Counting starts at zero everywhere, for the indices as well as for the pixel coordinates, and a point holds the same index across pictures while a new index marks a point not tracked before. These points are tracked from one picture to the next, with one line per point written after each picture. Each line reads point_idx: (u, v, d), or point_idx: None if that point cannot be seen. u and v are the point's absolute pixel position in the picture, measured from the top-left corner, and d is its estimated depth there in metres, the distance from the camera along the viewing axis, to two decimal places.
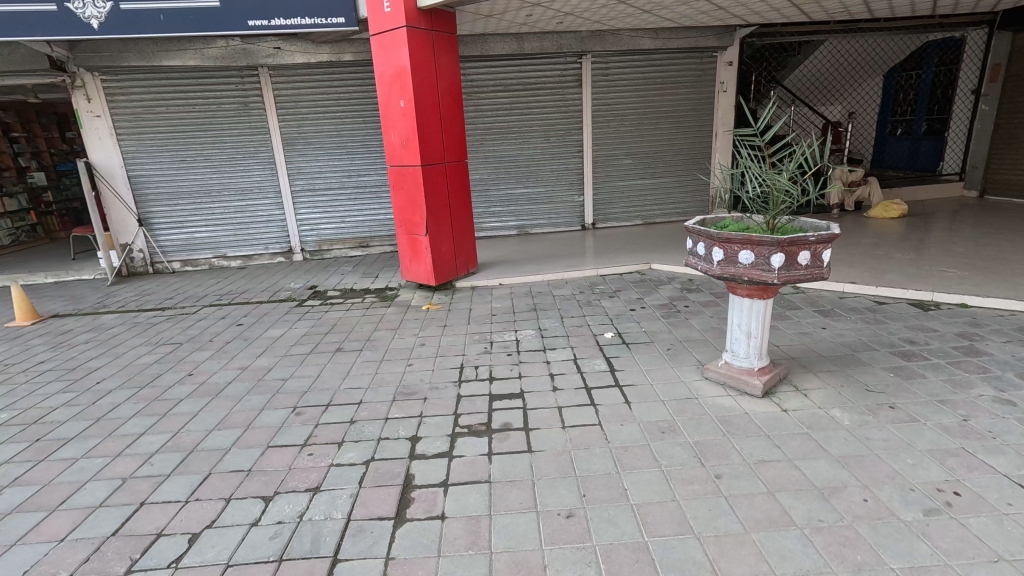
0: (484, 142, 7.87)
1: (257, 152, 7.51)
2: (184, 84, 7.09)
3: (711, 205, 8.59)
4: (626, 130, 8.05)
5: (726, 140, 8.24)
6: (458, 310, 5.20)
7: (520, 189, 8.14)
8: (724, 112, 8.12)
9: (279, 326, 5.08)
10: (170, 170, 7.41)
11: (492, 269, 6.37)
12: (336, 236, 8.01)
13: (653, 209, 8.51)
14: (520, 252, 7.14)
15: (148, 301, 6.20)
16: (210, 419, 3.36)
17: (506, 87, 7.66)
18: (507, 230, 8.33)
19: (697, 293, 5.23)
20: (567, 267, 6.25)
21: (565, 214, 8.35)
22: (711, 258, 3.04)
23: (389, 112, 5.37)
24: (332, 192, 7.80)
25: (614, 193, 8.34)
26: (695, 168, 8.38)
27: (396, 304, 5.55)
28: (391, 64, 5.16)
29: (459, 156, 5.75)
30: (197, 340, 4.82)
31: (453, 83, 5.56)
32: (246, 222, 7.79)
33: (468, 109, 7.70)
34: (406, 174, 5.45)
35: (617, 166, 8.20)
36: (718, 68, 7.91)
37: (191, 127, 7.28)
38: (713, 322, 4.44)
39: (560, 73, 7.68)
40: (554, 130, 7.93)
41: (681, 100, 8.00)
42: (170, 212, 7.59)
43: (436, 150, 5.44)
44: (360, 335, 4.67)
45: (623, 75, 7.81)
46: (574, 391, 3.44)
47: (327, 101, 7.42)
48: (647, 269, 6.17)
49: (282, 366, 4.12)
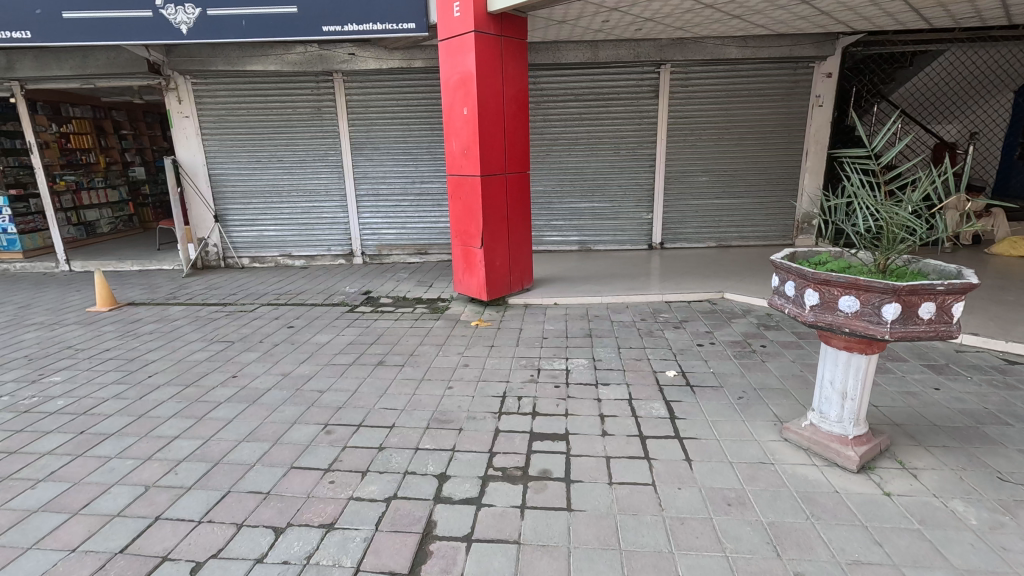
0: (550, 153, 7.58)
1: (327, 156, 7.67)
2: (264, 88, 7.37)
3: (796, 230, 7.79)
4: (704, 145, 7.47)
5: (819, 160, 7.44)
6: (507, 329, 4.92)
7: (585, 203, 7.76)
8: (818, 128, 7.34)
9: (327, 331, 5.03)
10: (246, 170, 7.72)
11: (548, 286, 6.04)
12: (396, 242, 8.01)
13: (729, 231, 7.84)
14: (580, 269, 6.75)
15: (214, 296, 6.41)
16: (242, 428, 3.27)
17: (577, 97, 7.34)
18: (568, 245, 7.97)
19: (777, 330, 4.62)
20: (629, 290, 5.80)
21: (631, 232, 7.88)
22: (802, 302, 2.55)
23: (452, 119, 5.20)
24: (395, 198, 7.81)
25: (687, 212, 7.76)
26: (780, 189, 7.63)
27: (445, 317, 5.35)
28: (457, 71, 5.00)
29: (522, 167, 5.48)
30: (248, 340, 4.86)
31: (520, 91, 5.32)
32: (312, 223, 7.96)
33: (536, 119, 7.45)
34: (464, 184, 5.26)
35: (691, 184, 7.63)
36: (813, 80, 7.17)
37: (268, 130, 7.55)
38: (795, 369, 3.86)
39: (635, 83, 7.26)
40: (625, 143, 7.50)
41: (768, 114, 7.32)
42: (244, 211, 7.91)
43: (497, 160, 5.20)
44: (404, 349, 4.50)
45: (705, 86, 7.25)
46: (625, 439, 3.03)
47: (396, 107, 7.44)
48: (718, 298, 5.60)
49: (322, 376, 4.01)
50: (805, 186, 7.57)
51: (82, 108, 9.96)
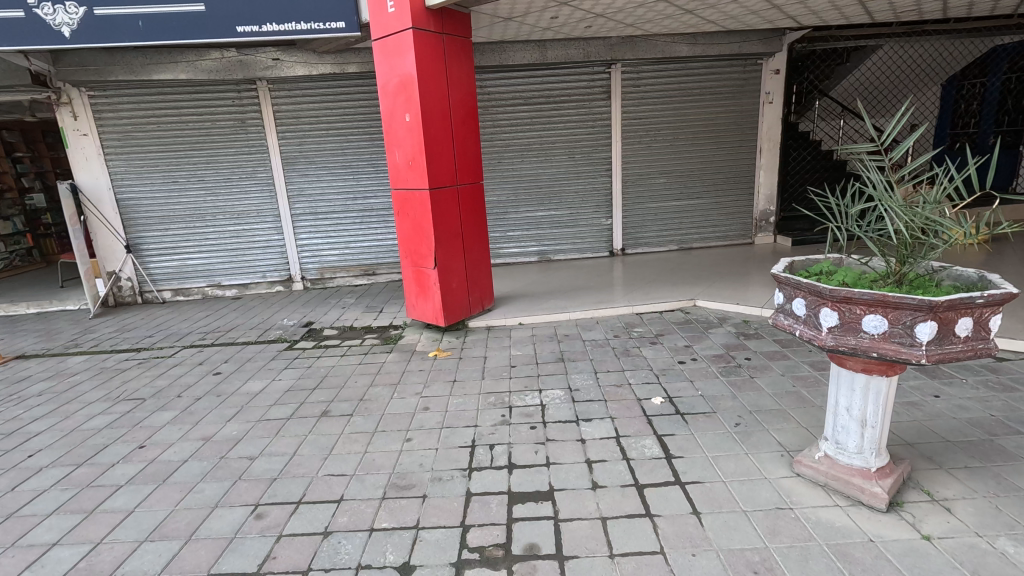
0: (503, 161, 7.14)
1: (255, 172, 6.89)
2: (176, 99, 6.54)
3: (754, 228, 7.70)
4: (659, 146, 7.25)
5: (772, 157, 7.38)
6: (470, 359, 4.40)
7: (542, 211, 7.37)
8: (769, 125, 7.27)
9: (261, 377, 4.33)
10: (161, 192, 6.83)
11: (511, 305, 5.57)
12: (340, 264, 7.32)
13: (689, 233, 7.65)
14: (543, 283, 6.32)
15: (125, 340, 5.52)
16: (146, 523, 2.58)
17: (527, 100, 6.95)
18: (526, 256, 7.54)
19: (759, 340, 4.34)
20: (597, 303, 5.42)
21: (591, 239, 7.54)
22: (817, 323, 2.19)
23: (393, 127, 4.65)
24: (336, 216, 7.13)
25: (646, 216, 7.51)
26: (737, 189, 7.51)
27: (399, 348, 4.77)
28: (396, 72, 4.47)
29: (474, 178, 5.00)
30: (163, 395, 4.10)
31: (468, 95, 4.85)
32: (243, 248, 7.14)
33: (485, 125, 6.99)
34: (412, 199, 4.71)
35: (649, 187, 7.38)
36: (762, 77, 7.11)
37: (184, 146, 6.71)
38: (787, 384, 3.55)
39: (586, 85, 6.95)
40: (580, 147, 7.17)
41: (721, 113, 7.19)
42: (161, 238, 6.99)
43: (446, 172, 4.69)
44: (352, 393, 3.89)
45: (657, 86, 7.04)
46: (619, 493, 2.58)
47: (331, 117, 6.78)
48: (691, 306, 5.31)
49: (252, 437, 3.34)
50: (761, 184, 7.50)
51: None
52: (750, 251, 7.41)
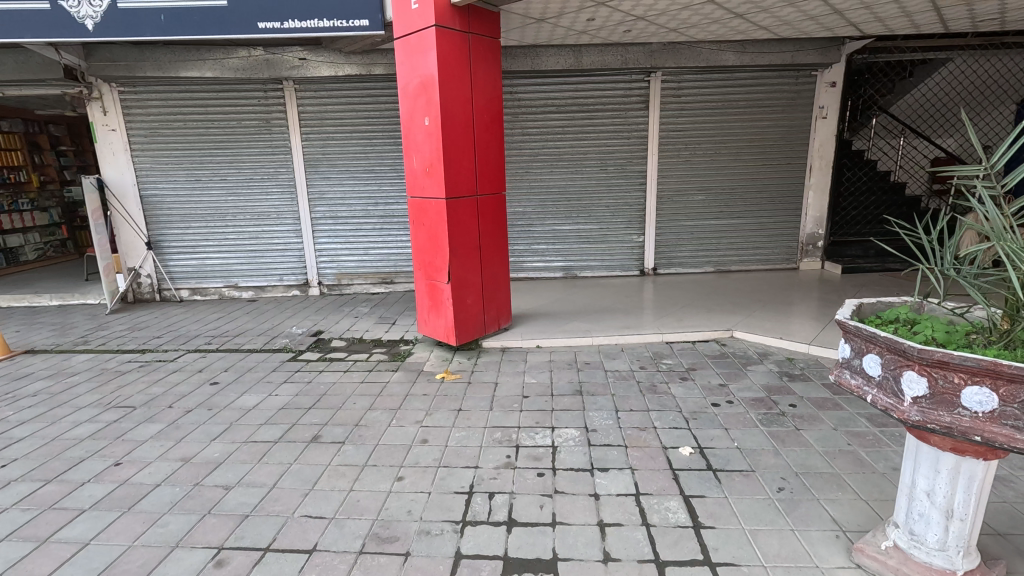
0: (531, 171, 6.80)
1: (277, 173, 6.75)
2: (204, 97, 6.48)
3: (799, 253, 7.10)
4: (699, 161, 6.77)
5: (824, 176, 6.79)
6: (479, 384, 4.04)
7: (569, 225, 6.98)
8: (822, 142, 6.70)
9: (257, 391, 4.08)
10: (184, 190, 6.77)
11: (529, 324, 5.20)
12: (358, 270, 7.10)
13: (727, 255, 7.12)
14: (566, 302, 5.91)
15: (133, 340, 5.40)
16: (97, 561, 2.31)
17: (559, 108, 6.60)
18: (551, 272, 7.16)
19: (805, 383, 3.83)
20: (622, 329, 4.98)
21: (620, 256, 7.10)
22: (896, 390, 1.73)
23: (411, 131, 4.37)
24: (356, 221, 6.92)
25: (682, 234, 7.02)
26: (783, 209, 6.95)
27: (406, 367, 4.45)
28: (418, 73, 4.18)
29: (495, 188, 4.66)
30: (155, 404, 3.88)
31: (493, 99, 4.53)
32: (261, 250, 7.01)
33: (514, 132, 6.67)
34: (428, 208, 4.41)
35: (686, 203, 6.91)
36: (816, 90, 6.56)
37: (209, 144, 6.63)
38: (840, 441, 3.05)
39: (622, 94, 6.56)
40: (613, 159, 6.76)
41: (768, 127, 6.67)
42: (182, 236, 6.93)
43: (465, 181, 4.37)
44: (348, 417, 3.58)
45: (699, 97, 6.59)
46: (635, 570, 2.16)
47: (356, 119, 6.59)
48: (726, 337, 4.82)
49: (233, 462, 3.06)
50: (809, 205, 6.91)
51: (10, 121, 8.88)
52: (794, 277, 6.82)
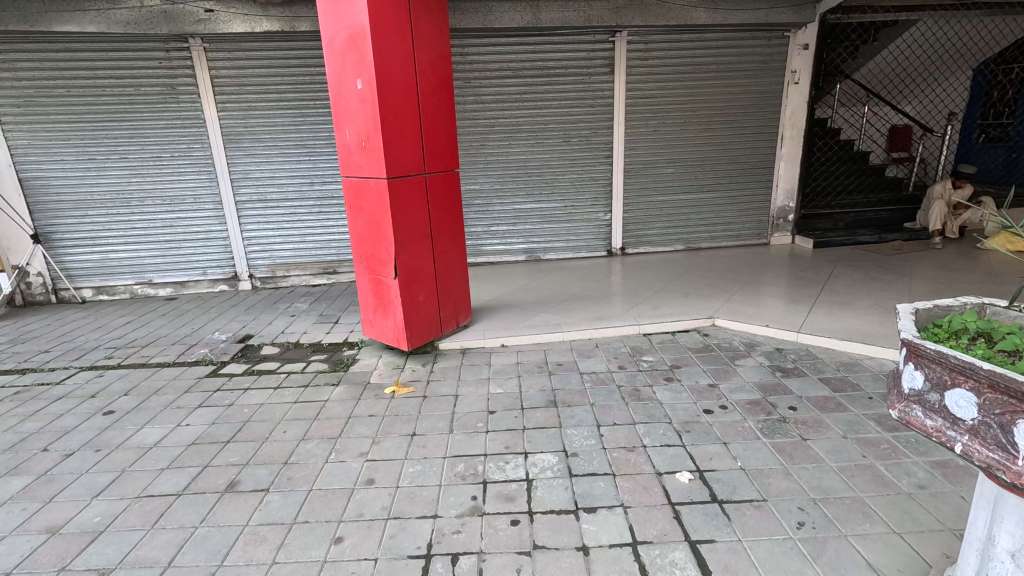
0: (486, 144, 6.11)
1: (190, 150, 5.77)
2: (90, 58, 5.38)
3: (770, 227, 6.80)
4: (668, 131, 6.27)
5: (795, 146, 6.46)
6: (437, 398, 3.44)
7: (531, 204, 6.38)
8: (794, 109, 6.33)
9: (163, 421, 3.33)
10: (75, 171, 5.68)
11: (492, 319, 4.61)
12: (295, 260, 6.27)
13: (698, 231, 6.72)
14: (530, 290, 5.36)
15: (12, 356, 4.45)
16: None
17: (516, 72, 5.91)
18: (512, 255, 6.56)
19: (801, 379, 3.45)
20: (596, 320, 4.48)
21: (586, 236, 6.58)
22: (1006, 443, 1.26)
23: (342, 96, 3.60)
24: (288, 204, 6.05)
25: (651, 210, 6.55)
26: (754, 182, 6.59)
27: (349, 379, 3.80)
28: (345, 23, 3.40)
29: (447, 165, 3.97)
30: (24, 446, 3.07)
31: (440, 58, 3.78)
32: (177, 240, 6.05)
33: (466, 100, 5.94)
34: (367, 190, 3.70)
35: (655, 177, 6.42)
36: (789, 53, 6.14)
37: (101, 115, 5.55)
38: (854, 454, 2.67)
39: (585, 57, 5.92)
40: (576, 129, 6.16)
41: (739, 94, 6.22)
42: (77, 227, 5.86)
43: (410, 157, 3.66)
44: (275, 452, 2.92)
45: (668, 60, 6.03)
46: None
47: (281, 84, 5.67)
48: (707, 326, 4.40)
49: (118, 532, 2.35)
50: (780, 177, 6.58)
51: None
52: (766, 254, 6.52)
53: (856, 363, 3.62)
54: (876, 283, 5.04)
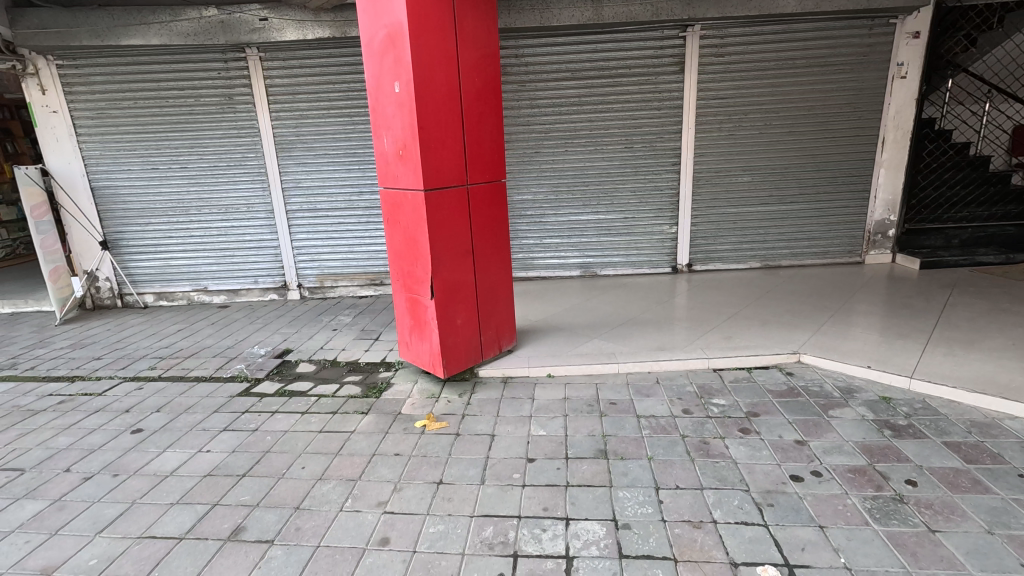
0: (541, 151, 5.71)
1: (244, 159, 5.78)
2: (156, 70, 5.51)
3: (865, 244, 5.91)
4: (745, 135, 5.59)
5: (899, 151, 5.57)
6: (471, 437, 3.06)
7: (588, 215, 5.90)
8: (899, 108, 5.46)
9: (185, 444, 3.16)
10: (140, 181, 5.85)
11: (538, 344, 4.17)
12: (343, 270, 6.14)
13: (777, 247, 5.96)
14: (583, 310, 4.88)
15: (68, 362, 4.54)
16: None
17: (575, 73, 5.47)
18: (565, 269, 6.11)
19: (919, 442, 2.75)
20: (656, 350, 3.92)
21: (648, 250, 6.00)
22: None
23: (380, 100, 3.33)
24: (338, 214, 5.94)
25: (723, 223, 5.88)
26: (847, 192, 5.75)
27: (380, 407, 3.50)
28: (383, 21, 3.12)
29: (492, 176, 3.59)
30: (49, 465, 2.99)
31: (487, 57, 3.41)
32: (232, 248, 6.10)
33: (520, 104, 5.57)
34: (403, 202, 3.40)
35: (728, 187, 5.75)
36: (894, 43, 5.30)
37: (164, 126, 5.67)
38: (1007, 560, 1.99)
39: (651, 55, 5.39)
40: (640, 134, 5.63)
41: (831, 91, 5.45)
42: (141, 234, 6.04)
43: (450, 167, 3.31)
44: (289, 493, 2.64)
45: (746, 55, 5.38)
46: None
47: (332, 92, 5.56)
48: (791, 363, 3.74)
49: None
50: (879, 186, 5.71)
51: None
52: (859, 275, 5.65)
53: (994, 423, 2.86)
54: (1008, 315, 4.14)
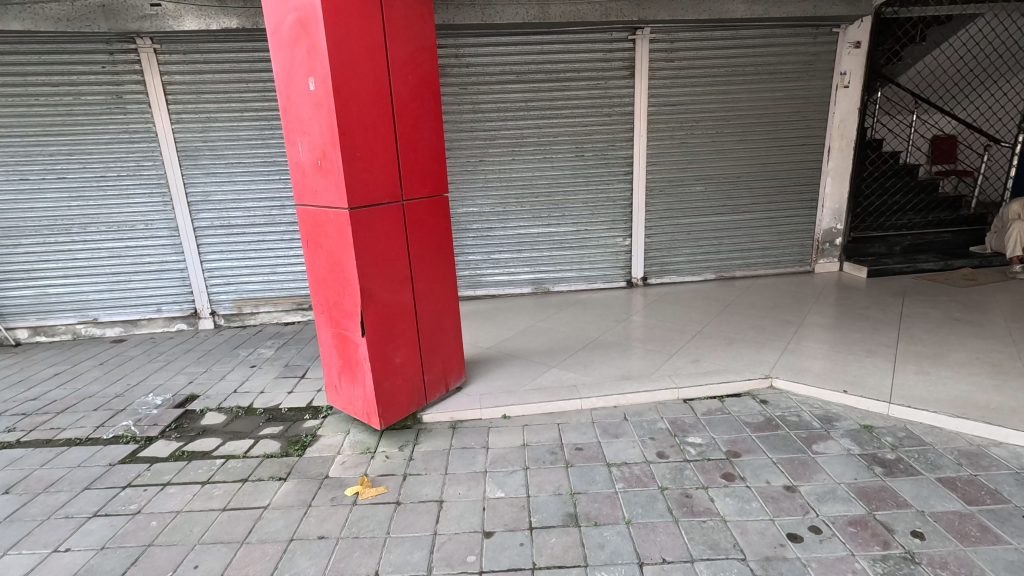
0: (486, 159, 5.27)
1: (139, 168, 4.94)
2: (21, 62, 4.59)
3: (814, 253, 5.88)
4: (697, 143, 5.40)
5: (844, 160, 5.57)
6: (414, 507, 2.53)
7: (538, 228, 5.50)
8: (843, 117, 5.45)
9: (36, 542, 2.42)
10: (5, 195, 4.86)
11: (491, 378, 3.69)
12: (264, 294, 5.40)
13: (731, 258, 5.81)
14: (537, 335, 4.44)
15: None
16: None
17: (521, 76, 5.08)
18: (516, 286, 5.67)
19: (913, 480, 2.51)
20: (622, 381, 3.54)
21: (602, 264, 5.68)
22: None
23: (292, 100, 2.75)
24: (256, 230, 5.21)
25: (677, 234, 5.66)
26: (796, 201, 5.69)
27: (303, 469, 2.89)
28: (292, 2, 2.54)
29: (431, 190, 3.08)
30: None
31: (422, 51, 2.90)
32: (127, 272, 5.20)
33: (462, 108, 5.10)
34: (325, 221, 2.83)
35: (681, 197, 5.54)
36: (837, 52, 5.29)
37: (34, 129, 4.74)
38: None
39: (599, 58, 5.09)
40: (591, 141, 5.31)
41: (779, 99, 5.37)
42: (9, 258, 5.03)
43: (380, 181, 2.77)
44: None
45: (696, 61, 5.19)
46: None
47: (246, 92, 4.87)
48: (764, 389, 3.47)
49: None
50: (826, 195, 5.68)
51: None
52: (811, 284, 5.59)
53: (982, 453, 2.67)
54: (963, 326, 4.11)
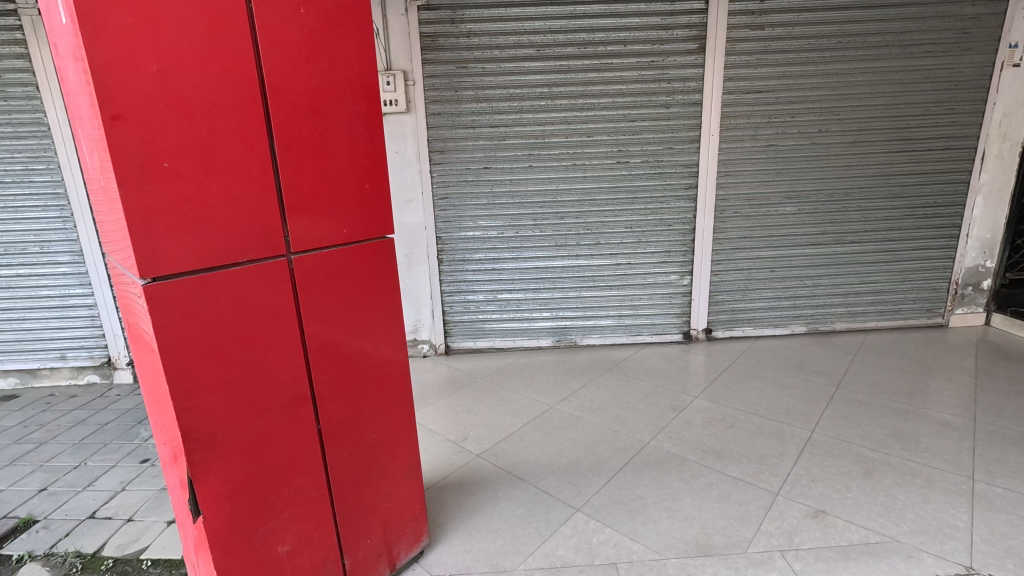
0: (493, 165, 3.82)
1: (28, 173, 3.69)
2: None
3: (948, 300, 4.20)
4: (791, 147, 3.83)
5: (1003, 172, 3.91)
6: None
7: (563, 260, 4.03)
8: (1009, 110, 3.78)
9: None
10: None
11: (472, 531, 2.23)
12: None
13: (830, 305, 4.20)
14: (554, 435, 2.94)
15: None
16: None
17: (544, 49, 3.61)
18: (531, 336, 4.21)
19: None
20: (696, 558, 2.02)
21: (649, 310, 4.16)
22: None
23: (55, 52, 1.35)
24: None
25: (755, 272, 4.09)
26: (929, 229, 4.04)
27: None
28: None
29: (353, 232, 1.65)
30: None
31: None
32: (19, 309, 3.96)
33: (462, 94, 3.67)
34: (128, 296, 1.42)
35: (764, 221, 3.98)
36: (1008, 13, 3.61)
37: None
38: None
39: (656, 25, 3.58)
40: (640, 142, 3.80)
41: (914, 84, 3.74)
42: None
43: (229, 221, 1.36)
44: None
45: (796, 29, 3.62)
46: None
47: None
48: None
49: None
50: (973, 220, 4.02)
51: None
52: (952, 346, 3.92)
53: None
54: None
